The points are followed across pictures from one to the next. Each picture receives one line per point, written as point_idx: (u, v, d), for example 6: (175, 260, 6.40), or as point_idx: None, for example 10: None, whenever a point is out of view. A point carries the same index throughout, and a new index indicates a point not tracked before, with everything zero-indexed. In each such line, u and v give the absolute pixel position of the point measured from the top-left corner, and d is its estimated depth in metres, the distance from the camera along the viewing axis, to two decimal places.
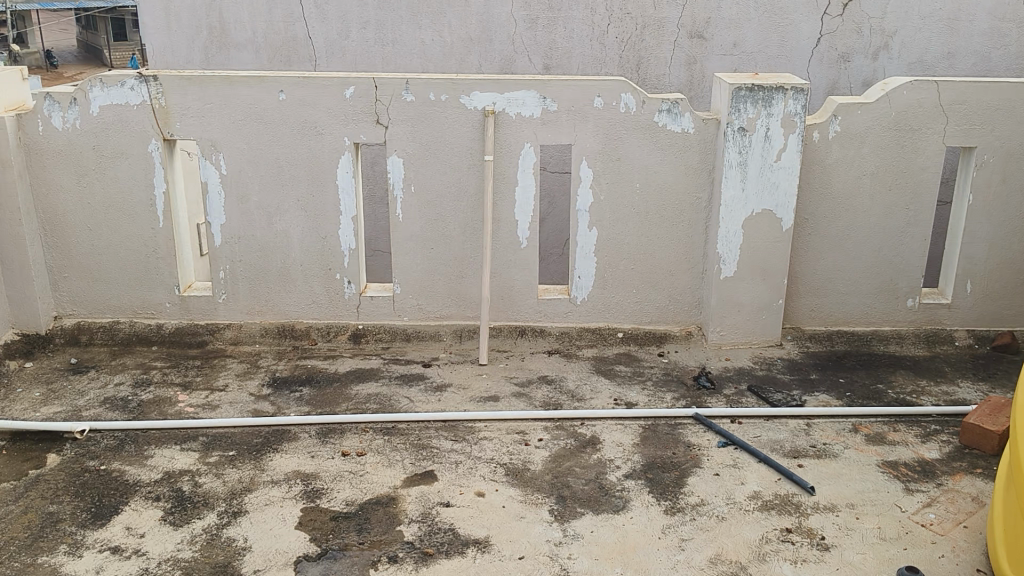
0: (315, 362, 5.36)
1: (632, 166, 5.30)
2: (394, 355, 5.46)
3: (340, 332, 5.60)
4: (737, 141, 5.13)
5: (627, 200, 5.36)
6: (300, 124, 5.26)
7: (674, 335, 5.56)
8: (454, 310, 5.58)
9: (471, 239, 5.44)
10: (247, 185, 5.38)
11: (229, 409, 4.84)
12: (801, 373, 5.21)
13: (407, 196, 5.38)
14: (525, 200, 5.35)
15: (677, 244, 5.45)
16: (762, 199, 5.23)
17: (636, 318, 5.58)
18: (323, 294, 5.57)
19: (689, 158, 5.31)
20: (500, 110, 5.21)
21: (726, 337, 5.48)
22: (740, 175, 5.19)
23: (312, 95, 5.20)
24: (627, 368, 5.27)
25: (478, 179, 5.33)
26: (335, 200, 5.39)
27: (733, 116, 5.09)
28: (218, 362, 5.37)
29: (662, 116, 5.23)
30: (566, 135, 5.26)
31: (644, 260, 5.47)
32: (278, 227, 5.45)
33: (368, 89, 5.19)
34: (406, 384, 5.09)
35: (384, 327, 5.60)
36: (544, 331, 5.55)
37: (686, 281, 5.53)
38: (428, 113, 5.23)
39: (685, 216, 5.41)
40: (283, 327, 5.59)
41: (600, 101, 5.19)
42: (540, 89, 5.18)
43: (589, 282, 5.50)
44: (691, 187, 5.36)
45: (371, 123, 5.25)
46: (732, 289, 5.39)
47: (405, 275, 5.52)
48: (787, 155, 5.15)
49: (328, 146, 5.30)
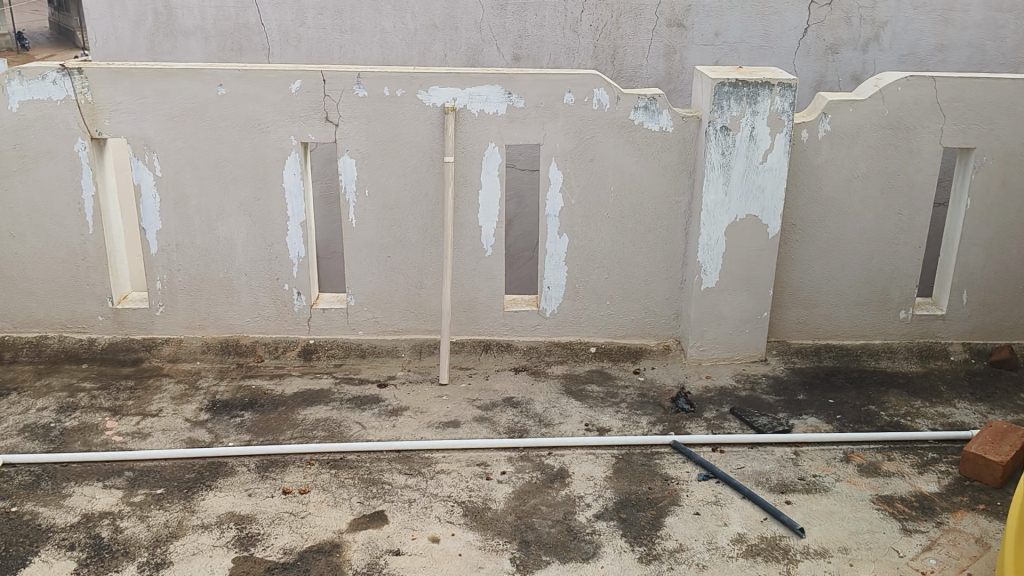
0: (261, 382, 4.90)
1: (606, 168, 4.87)
2: (347, 374, 5.01)
3: (289, 348, 5.15)
4: (719, 141, 4.71)
5: (601, 204, 4.93)
6: (242, 120, 4.78)
7: (651, 349, 5.15)
8: (413, 323, 5.15)
9: (431, 247, 5.00)
10: (184, 188, 4.90)
11: (160, 438, 4.39)
12: (787, 393, 4.80)
13: (361, 200, 4.92)
14: (489, 205, 4.91)
15: (655, 252, 5.03)
16: (746, 203, 4.81)
17: (610, 331, 5.16)
18: (270, 306, 5.12)
19: (668, 159, 4.88)
20: (462, 107, 4.76)
21: (707, 352, 5.06)
22: (723, 178, 4.76)
23: (254, 90, 4.73)
24: (599, 388, 4.85)
25: (438, 182, 4.89)
26: (281, 204, 4.93)
27: (715, 113, 4.66)
28: (153, 382, 4.90)
29: (638, 113, 4.80)
30: (533, 134, 4.82)
31: (619, 268, 5.05)
32: (219, 234, 4.98)
33: (316, 83, 4.73)
34: (358, 408, 4.65)
35: (338, 342, 5.16)
36: (511, 346, 5.13)
37: (664, 292, 5.10)
38: (382, 110, 4.78)
39: (663, 222, 4.99)
40: (226, 342, 5.14)
41: (570, 97, 4.76)
42: (505, 83, 4.73)
43: (559, 293, 5.09)
44: (670, 190, 4.93)
45: (319, 120, 4.79)
46: (714, 301, 4.98)
47: (359, 286, 5.08)
48: (774, 156, 4.74)
49: (273, 145, 4.83)
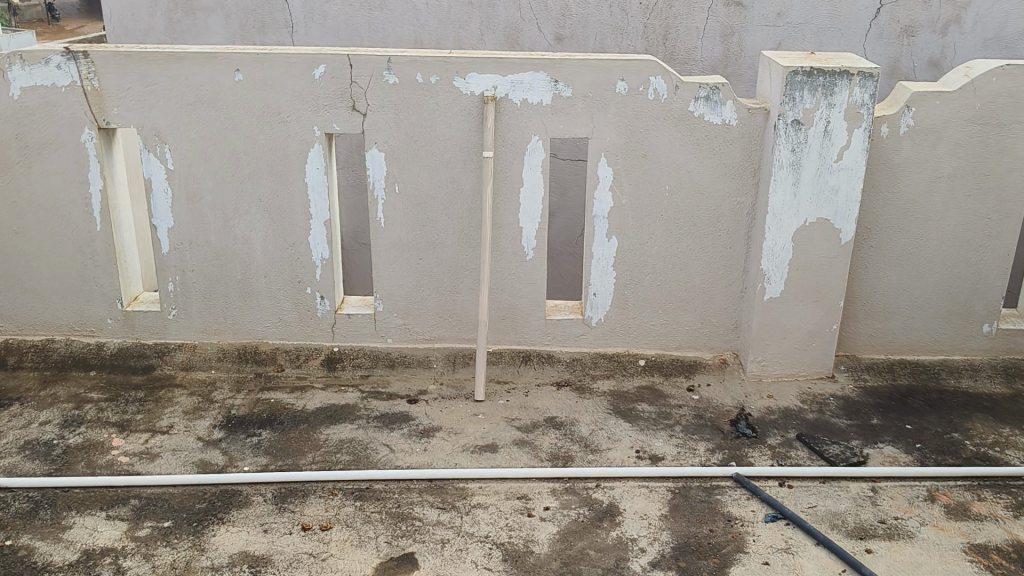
0: (280, 395, 4.50)
1: (661, 165, 4.40)
2: (375, 386, 4.59)
3: (311, 357, 4.73)
4: (789, 136, 4.22)
5: (655, 204, 4.47)
6: (260, 109, 4.36)
7: (706, 363, 4.70)
8: (447, 331, 4.73)
9: (466, 249, 4.57)
10: (198, 182, 4.49)
11: (169, 461, 4.01)
12: (859, 417, 4.34)
13: (390, 198, 4.50)
14: (531, 203, 4.47)
15: (713, 257, 4.57)
16: (818, 205, 4.33)
17: (661, 342, 4.72)
18: (292, 311, 4.71)
19: (731, 155, 4.40)
20: (502, 96, 4.31)
21: (769, 368, 4.61)
22: (792, 177, 4.28)
23: (274, 76, 4.30)
24: (651, 408, 4.41)
25: (475, 179, 4.44)
26: (303, 200, 4.50)
27: (786, 105, 4.17)
28: (165, 394, 4.51)
29: (699, 104, 4.32)
30: (581, 127, 4.35)
31: (673, 275, 4.60)
32: (237, 232, 4.57)
33: (341, 68, 4.29)
34: (386, 427, 4.24)
35: (365, 350, 4.75)
36: (553, 358, 4.71)
37: (721, 301, 4.65)
38: (414, 98, 4.33)
39: (723, 224, 4.51)
40: (244, 349, 4.74)
41: (623, 85, 4.29)
42: (551, 70, 4.27)
43: (606, 300, 4.65)
44: (732, 190, 4.46)
45: (345, 110, 4.36)
46: (778, 313, 4.51)
47: (389, 290, 4.67)
48: (850, 154, 4.25)
49: (294, 137, 4.40)
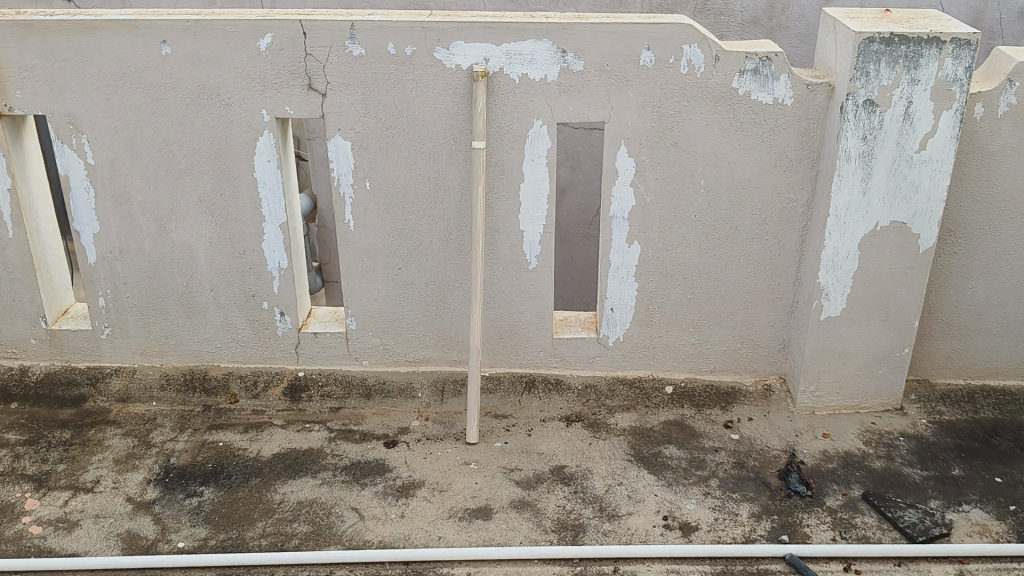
0: (231, 436, 3.74)
1: (695, 156, 3.54)
2: (346, 424, 3.80)
3: (271, 384, 3.96)
4: (859, 121, 3.34)
5: (688, 203, 3.62)
6: (195, 90, 3.51)
7: (746, 391, 3.90)
8: (434, 352, 3.94)
9: (455, 256, 3.74)
10: (125, 180, 3.67)
11: (89, 532, 3.27)
12: (937, 467, 3.55)
13: (362, 197, 3.66)
14: (534, 203, 3.63)
15: (757, 265, 3.73)
16: (892, 205, 3.47)
17: (692, 364, 3.92)
18: (246, 330, 3.93)
19: (783, 142, 3.52)
20: (496, 70, 3.43)
21: (823, 399, 3.81)
22: (861, 171, 3.42)
23: (209, 49, 3.44)
24: (680, 452, 3.62)
25: (465, 173, 3.60)
26: (254, 200, 3.68)
27: (857, 82, 3.28)
28: (94, 436, 3.76)
29: (744, 79, 3.42)
30: (594, 109, 3.48)
31: (709, 287, 3.77)
32: (176, 239, 3.76)
33: (293, 37, 3.42)
34: (356, 482, 3.47)
35: (336, 376, 3.97)
36: (562, 384, 3.92)
37: (767, 317, 3.82)
38: (386, 75, 3.46)
39: (771, 227, 3.66)
40: (191, 373, 3.99)
41: (648, 56, 3.40)
42: (557, 37, 3.38)
43: (626, 317, 3.83)
44: (783, 184, 3.59)
45: (299, 89, 3.50)
46: (837, 334, 3.69)
47: (363, 306, 3.87)
48: (935, 142, 3.37)
49: (238, 123, 3.55)
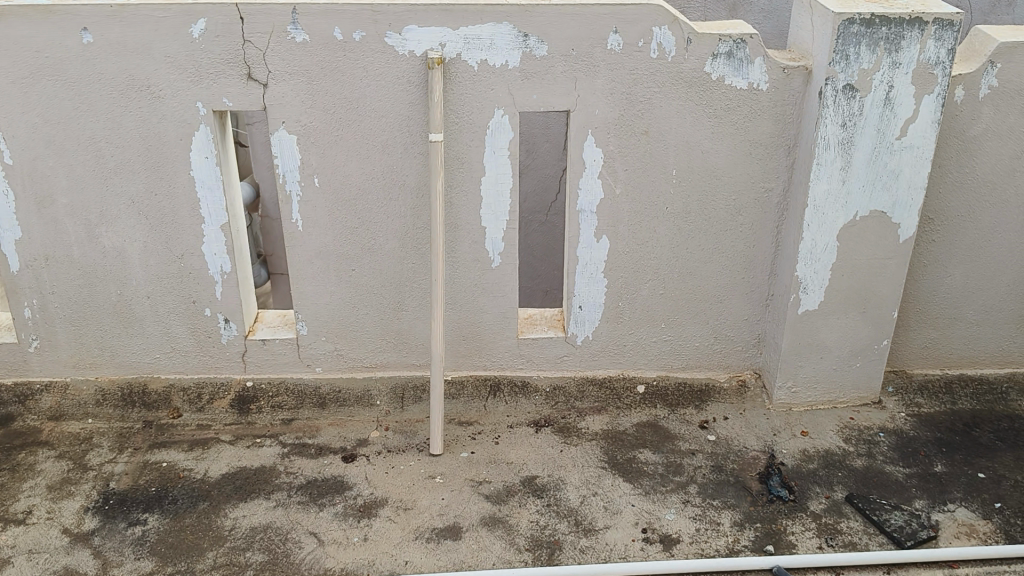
0: (175, 455, 3.47)
1: (666, 145, 3.34)
2: (300, 437, 3.55)
3: (216, 396, 3.69)
4: (839, 107, 3.16)
5: (658, 195, 3.42)
6: (123, 82, 3.20)
7: (720, 388, 3.74)
8: (392, 357, 3.71)
9: (413, 256, 3.50)
10: (48, 181, 3.35)
11: (21, 571, 2.98)
12: (919, 464, 3.43)
13: (310, 194, 3.40)
14: (497, 197, 3.40)
15: (731, 259, 3.56)
16: (871, 194, 3.32)
17: (664, 362, 3.75)
18: (188, 339, 3.65)
19: (758, 129, 3.34)
20: (453, 56, 3.18)
21: (800, 395, 3.66)
22: (840, 160, 3.25)
23: (137, 37, 3.13)
24: (656, 457, 3.45)
25: (421, 167, 3.35)
26: (193, 201, 3.39)
27: (837, 66, 3.10)
28: (25, 460, 3.45)
29: (717, 63, 3.22)
30: (559, 97, 3.26)
31: (681, 281, 3.59)
32: (107, 244, 3.46)
33: (229, 23, 3.12)
34: (314, 503, 3.24)
35: (286, 386, 3.71)
36: (528, 387, 3.72)
37: (741, 311, 3.66)
38: (332, 63, 3.19)
39: (745, 218, 3.48)
40: (129, 388, 3.70)
41: (616, 39, 3.17)
42: (519, 20, 3.14)
43: (595, 314, 3.64)
44: (758, 173, 3.41)
45: (238, 79, 3.21)
46: (815, 329, 3.54)
47: (315, 310, 3.61)
48: (917, 128, 3.21)
49: (171, 117, 3.25)
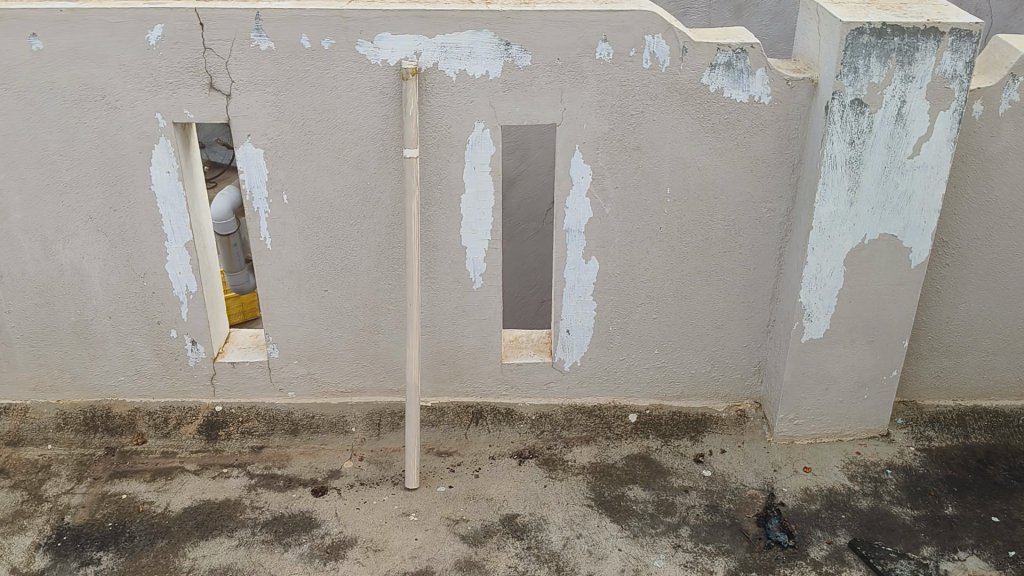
0: (135, 486, 3.27)
1: (660, 161, 3.10)
2: (269, 467, 3.35)
3: (183, 421, 3.49)
4: (847, 123, 2.92)
5: (652, 214, 3.19)
6: (77, 91, 2.99)
7: (718, 418, 3.51)
8: (368, 381, 3.50)
9: (389, 277, 3.29)
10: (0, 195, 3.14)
11: None
12: (929, 506, 3.19)
13: (279, 211, 3.18)
14: (478, 216, 3.18)
15: (731, 282, 3.32)
16: (881, 216, 3.07)
17: (658, 390, 3.52)
18: (153, 361, 3.45)
19: (760, 145, 3.09)
20: (429, 66, 2.95)
21: (803, 427, 3.43)
22: (848, 179, 3.00)
23: (90, 44, 2.92)
24: (647, 494, 3.23)
25: (396, 184, 3.12)
26: (154, 217, 3.18)
27: (844, 79, 2.85)
28: None
29: (716, 73, 2.97)
30: (544, 109, 3.02)
31: (676, 305, 3.36)
32: (65, 262, 3.26)
33: (188, 30, 2.91)
34: (278, 542, 3.03)
35: (257, 411, 3.50)
36: (513, 415, 3.50)
37: (741, 337, 3.43)
38: (300, 72, 2.96)
39: (745, 239, 3.25)
40: (91, 412, 3.50)
41: (605, 48, 2.93)
42: (500, 27, 2.90)
43: (583, 339, 3.42)
44: (760, 192, 3.17)
45: (200, 89, 2.99)
46: (819, 358, 3.30)
47: (286, 332, 3.40)
48: (931, 147, 2.96)
49: (129, 129, 3.04)
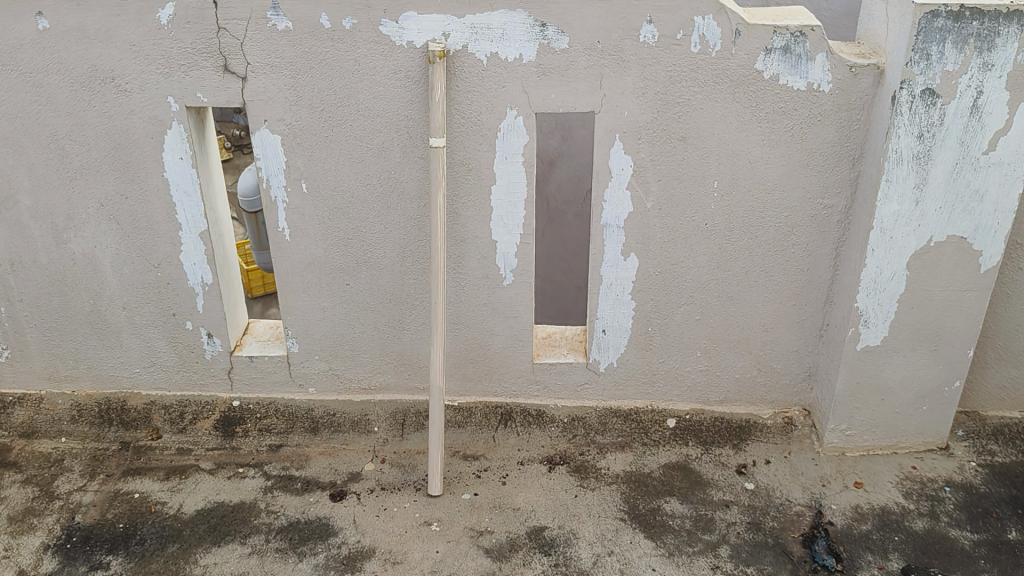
0: (149, 485, 3.14)
1: (707, 153, 2.86)
2: (286, 468, 3.20)
3: (200, 416, 3.35)
4: (915, 115, 2.65)
5: (697, 210, 2.95)
6: (85, 72, 2.81)
7: (763, 426, 3.29)
8: (393, 379, 3.33)
9: (414, 271, 3.09)
10: (9, 180, 3.00)
11: None
12: (991, 530, 2.94)
13: (299, 201, 3.00)
14: (509, 209, 2.96)
15: (781, 283, 3.08)
16: (949, 217, 2.80)
17: (699, 394, 3.31)
18: (169, 353, 3.31)
19: (817, 137, 2.84)
20: (458, 48, 2.73)
21: (855, 439, 3.20)
22: (915, 177, 2.74)
23: (98, 22, 2.74)
24: (684, 508, 3.02)
25: (422, 174, 2.92)
26: (168, 205, 3.01)
27: (914, 67, 2.58)
28: None
29: (771, 59, 2.71)
30: (582, 96, 2.79)
31: (721, 306, 3.13)
32: (77, 250, 3.11)
33: (201, 8, 2.71)
34: (293, 551, 2.86)
35: (277, 408, 3.36)
36: (544, 417, 3.32)
37: (791, 342, 3.19)
38: (319, 54, 2.76)
39: (798, 238, 3.00)
40: (107, 404, 3.38)
41: (650, 30, 2.68)
42: (535, 7, 2.67)
43: (620, 340, 3.21)
44: (816, 188, 2.91)
45: (214, 71, 2.80)
46: (875, 366, 3.06)
47: (307, 326, 3.24)
48: (1009, 142, 2.68)
49: (140, 113, 2.86)
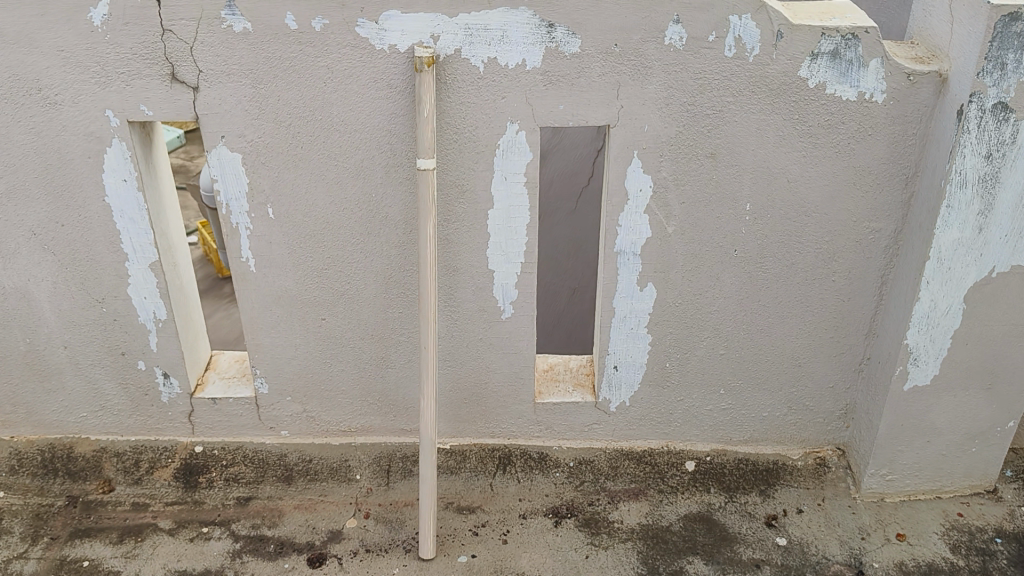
0: (99, 549, 2.72)
1: (739, 172, 2.47)
2: (257, 527, 2.79)
3: (158, 465, 2.96)
4: (985, 132, 2.27)
5: (725, 235, 2.57)
6: (5, 82, 2.37)
7: (791, 468, 2.96)
8: (376, 420, 2.96)
9: (400, 305, 2.70)
10: None
11: None
12: None
13: (264, 228, 2.58)
14: (510, 237, 2.57)
15: (817, 315, 2.72)
16: (1016, 246, 2.44)
17: (720, 434, 2.97)
18: (119, 396, 2.91)
19: (866, 153, 2.45)
20: (450, 53, 2.30)
21: (896, 483, 2.87)
22: (980, 202, 2.36)
23: (18, 24, 2.29)
24: (711, 569, 2.66)
25: (408, 198, 2.51)
26: (112, 233, 2.59)
27: (987, 78, 2.20)
28: None
29: (817, 65, 2.32)
30: (595, 109, 2.38)
31: (748, 340, 2.76)
32: (7, 284, 2.68)
33: (141, 7, 2.27)
34: None
35: (244, 453, 2.98)
36: (547, 460, 2.96)
37: (825, 377, 2.84)
38: (284, 60, 2.32)
39: (839, 265, 2.63)
40: (51, 452, 2.98)
41: (677, 31, 2.28)
42: (540, 6, 2.25)
43: (635, 378, 2.84)
44: (861, 210, 2.54)
45: (160, 81, 2.37)
46: (923, 407, 2.71)
47: (278, 365, 2.84)
48: None
49: (73, 129, 2.43)
